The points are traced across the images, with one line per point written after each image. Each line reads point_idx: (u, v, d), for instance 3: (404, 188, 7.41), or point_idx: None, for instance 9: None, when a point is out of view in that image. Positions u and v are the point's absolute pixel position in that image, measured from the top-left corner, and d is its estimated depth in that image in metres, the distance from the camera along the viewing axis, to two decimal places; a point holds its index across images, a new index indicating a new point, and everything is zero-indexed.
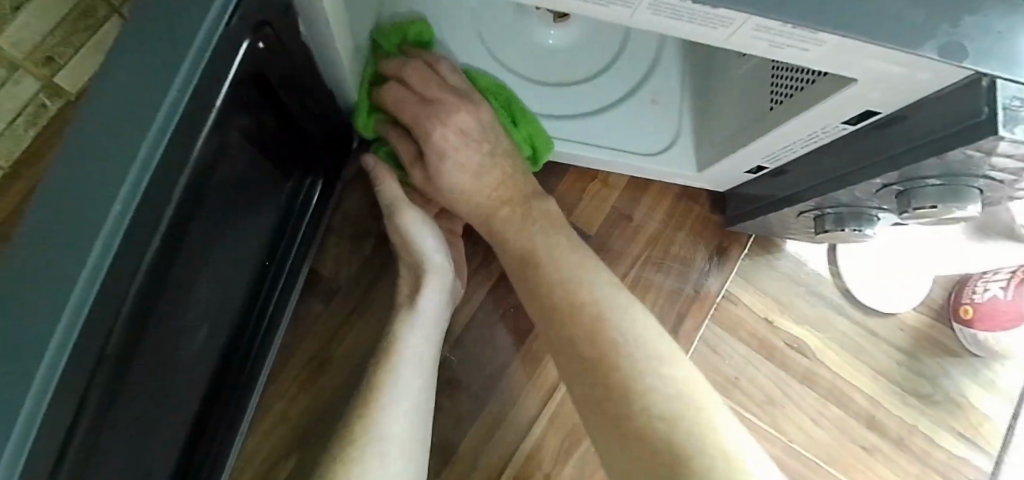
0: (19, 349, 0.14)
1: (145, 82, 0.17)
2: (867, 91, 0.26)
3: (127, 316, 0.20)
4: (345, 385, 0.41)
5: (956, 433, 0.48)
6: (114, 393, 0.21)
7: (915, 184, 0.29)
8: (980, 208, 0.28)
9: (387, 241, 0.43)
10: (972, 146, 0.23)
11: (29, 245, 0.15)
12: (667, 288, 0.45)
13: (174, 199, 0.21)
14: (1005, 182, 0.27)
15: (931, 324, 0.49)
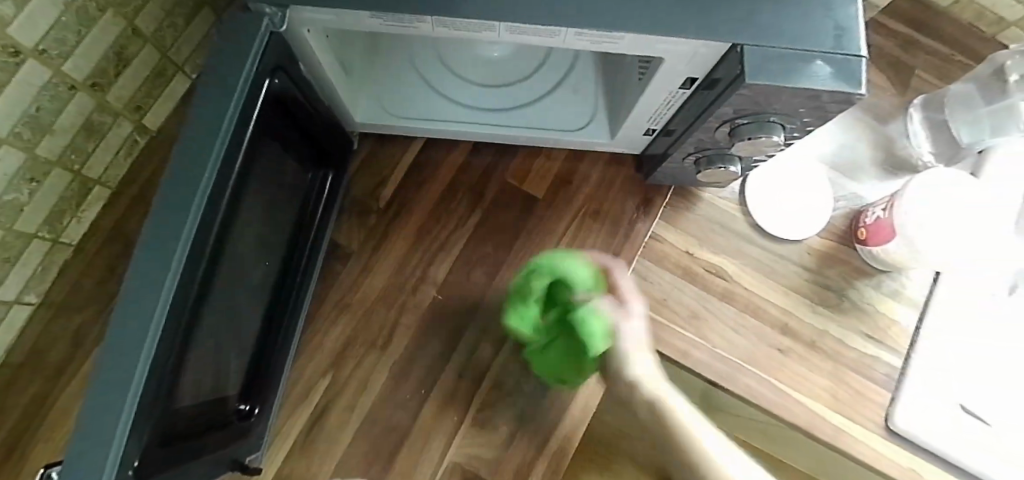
0: (168, 239, 0.29)
1: (216, 108, 0.32)
2: (678, 63, 0.38)
3: (215, 245, 0.34)
4: (360, 322, 0.55)
5: (865, 335, 0.57)
6: (204, 297, 0.35)
7: (734, 124, 0.42)
8: (782, 138, 0.41)
9: (386, 214, 0.57)
10: (739, 90, 0.35)
11: (167, 193, 0.30)
12: (603, 233, 0.57)
13: (235, 175, 0.35)
14: (783, 115, 0.38)
15: (837, 247, 0.59)
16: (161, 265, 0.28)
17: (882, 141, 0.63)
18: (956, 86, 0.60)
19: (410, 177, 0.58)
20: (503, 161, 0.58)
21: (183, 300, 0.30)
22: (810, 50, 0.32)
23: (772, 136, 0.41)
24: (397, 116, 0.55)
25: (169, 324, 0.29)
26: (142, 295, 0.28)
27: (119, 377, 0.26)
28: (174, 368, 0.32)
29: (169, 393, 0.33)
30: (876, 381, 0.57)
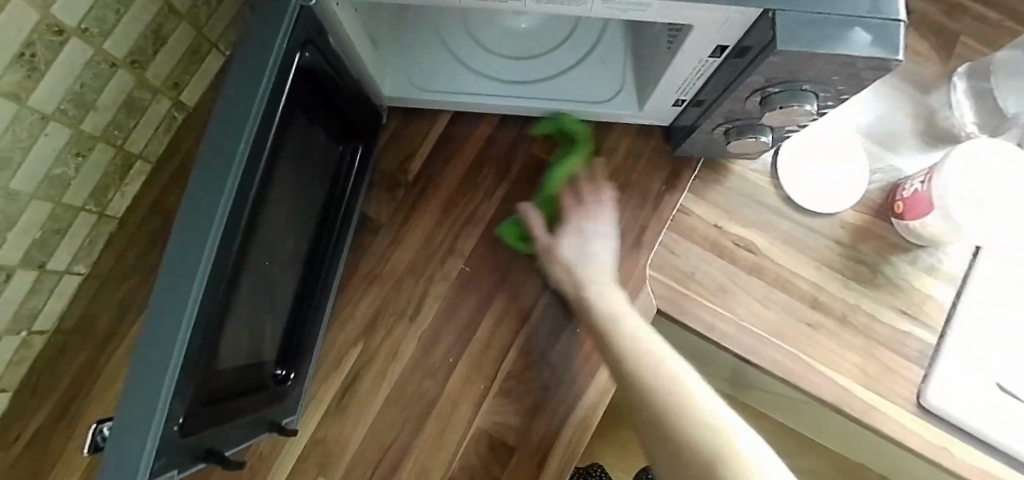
0: (205, 213, 0.30)
1: (250, 80, 0.33)
2: (708, 30, 0.37)
3: (249, 216, 0.35)
4: (389, 294, 0.56)
5: (899, 311, 0.56)
6: (240, 265, 0.36)
7: (767, 93, 0.41)
8: (814, 107, 0.40)
9: (413, 188, 0.57)
10: (769, 58, 0.34)
11: (203, 168, 0.31)
12: (630, 206, 0.57)
13: (269, 146, 0.36)
14: (817, 81, 0.37)
15: (872, 221, 0.57)
16: (199, 238, 0.29)
17: (922, 111, 0.60)
18: (1002, 53, 0.58)
19: (436, 152, 0.58)
20: (529, 135, 0.58)
21: (220, 268, 0.31)
22: (845, 14, 0.31)
23: (804, 105, 0.40)
24: (425, 91, 0.55)
25: (211, 287, 0.30)
26: (182, 268, 0.29)
27: (163, 340, 0.27)
28: (214, 331, 0.33)
29: (210, 354, 0.34)
30: (908, 357, 0.55)
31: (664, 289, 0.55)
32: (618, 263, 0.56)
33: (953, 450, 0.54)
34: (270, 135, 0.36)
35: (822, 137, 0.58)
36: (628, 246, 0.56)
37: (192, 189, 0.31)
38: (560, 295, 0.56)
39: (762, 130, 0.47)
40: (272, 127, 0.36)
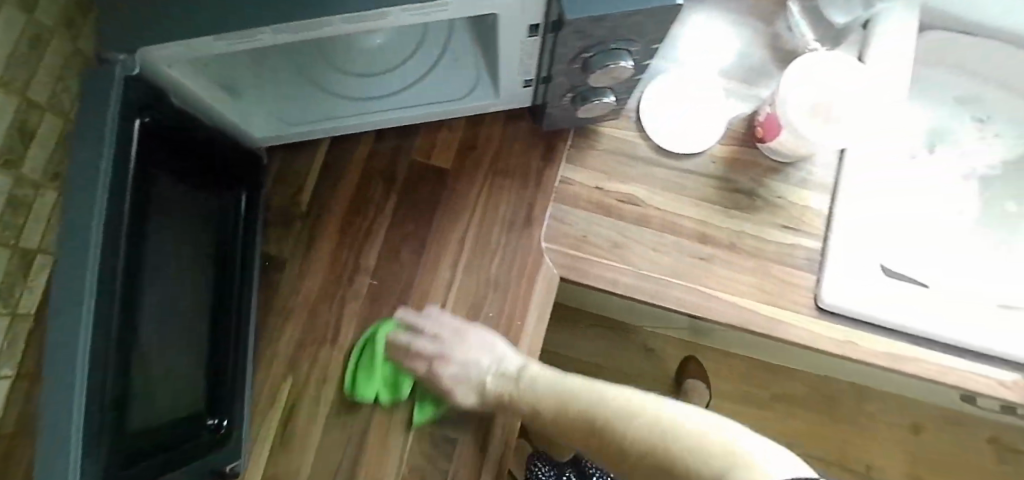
0: (70, 294, 0.32)
1: (88, 156, 0.34)
2: (515, 13, 0.40)
3: (122, 285, 0.36)
4: (306, 323, 0.59)
5: (780, 226, 0.60)
6: (130, 334, 0.37)
7: (584, 58, 0.44)
8: (630, 63, 0.44)
9: (308, 218, 0.60)
10: (572, 23, 0.38)
11: (64, 250, 0.33)
12: (515, 189, 0.60)
13: (130, 216, 0.37)
14: (618, 37, 0.41)
15: (741, 150, 0.61)
16: (74, 316, 0.32)
17: (764, 38, 0.64)
18: None
19: (323, 178, 0.60)
20: (407, 144, 0.61)
21: (104, 341, 0.33)
22: None
23: (620, 62, 0.44)
24: (293, 123, 0.57)
25: (99, 362, 0.33)
26: (63, 349, 0.31)
27: (61, 422, 0.30)
28: (114, 401, 0.35)
29: (120, 423, 0.36)
30: (799, 266, 0.59)
31: (562, 258, 0.58)
32: (515, 244, 0.59)
33: (856, 341, 0.58)
34: (127, 205, 0.37)
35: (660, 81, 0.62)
36: (520, 226, 0.59)
37: (58, 271, 0.32)
38: (467, 286, 0.58)
39: (603, 92, 0.50)
40: (128, 195, 0.37)
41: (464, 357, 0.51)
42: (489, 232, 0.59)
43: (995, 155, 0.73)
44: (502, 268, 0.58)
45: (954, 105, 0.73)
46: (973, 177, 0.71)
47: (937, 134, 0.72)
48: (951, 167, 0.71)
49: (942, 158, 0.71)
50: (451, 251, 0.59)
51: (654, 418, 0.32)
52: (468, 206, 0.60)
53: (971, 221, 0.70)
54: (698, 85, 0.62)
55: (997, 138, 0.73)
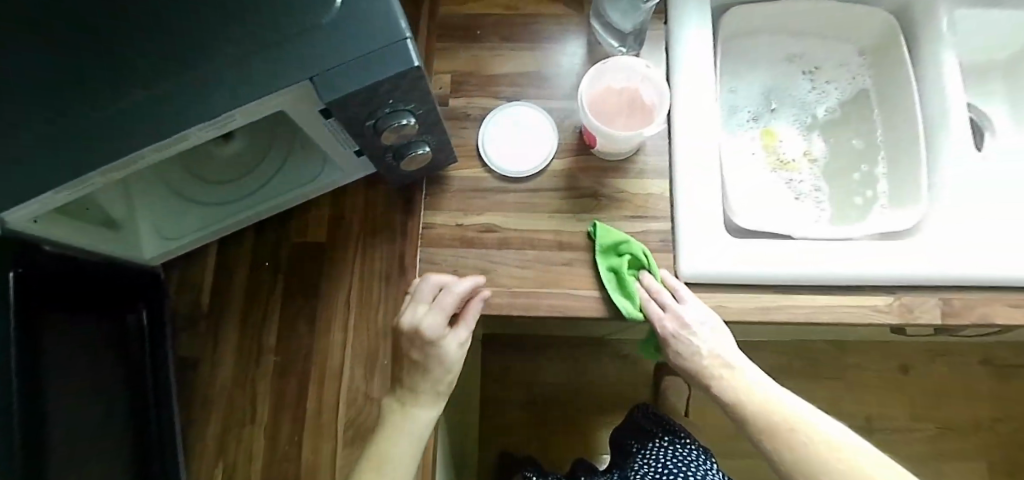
0: None
1: None
2: (300, 103, 0.46)
3: (20, 410, 0.40)
4: (226, 412, 0.64)
5: (628, 217, 0.65)
6: (37, 455, 0.41)
7: (372, 128, 0.50)
8: (413, 119, 0.50)
9: (210, 317, 0.66)
10: (340, 97, 0.44)
11: None
12: (383, 244, 0.66)
13: (17, 349, 0.41)
14: (389, 104, 0.47)
15: (578, 159, 0.67)
16: None
17: (580, 54, 0.70)
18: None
19: (216, 277, 0.67)
20: (285, 229, 0.67)
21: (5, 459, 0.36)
22: (363, 55, 0.43)
23: (403, 122, 0.50)
24: (176, 236, 0.65)
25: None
26: None
27: None
28: None
29: None
30: (654, 248, 0.64)
31: None
32: (395, 292, 0.65)
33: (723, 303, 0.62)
34: (13, 339, 0.41)
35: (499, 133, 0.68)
36: (396, 275, 0.65)
37: None
38: (361, 340, 0.64)
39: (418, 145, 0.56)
40: (11, 331, 0.41)
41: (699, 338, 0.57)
42: (370, 287, 0.65)
43: (831, 98, 0.81)
44: (389, 316, 0.64)
45: (784, 66, 0.79)
46: (813, 125, 0.79)
47: (773, 96, 0.79)
48: (790, 123, 0.78)
49: (782, 118, 0.78)
50: (340, 312, 0.65)
51: (844, 447, 0.48)
52: (350, 268, 0.66)
53: (820, 164, 0.77)
54: (535, 127, 0.68)
55: (831, 84, 0.81)
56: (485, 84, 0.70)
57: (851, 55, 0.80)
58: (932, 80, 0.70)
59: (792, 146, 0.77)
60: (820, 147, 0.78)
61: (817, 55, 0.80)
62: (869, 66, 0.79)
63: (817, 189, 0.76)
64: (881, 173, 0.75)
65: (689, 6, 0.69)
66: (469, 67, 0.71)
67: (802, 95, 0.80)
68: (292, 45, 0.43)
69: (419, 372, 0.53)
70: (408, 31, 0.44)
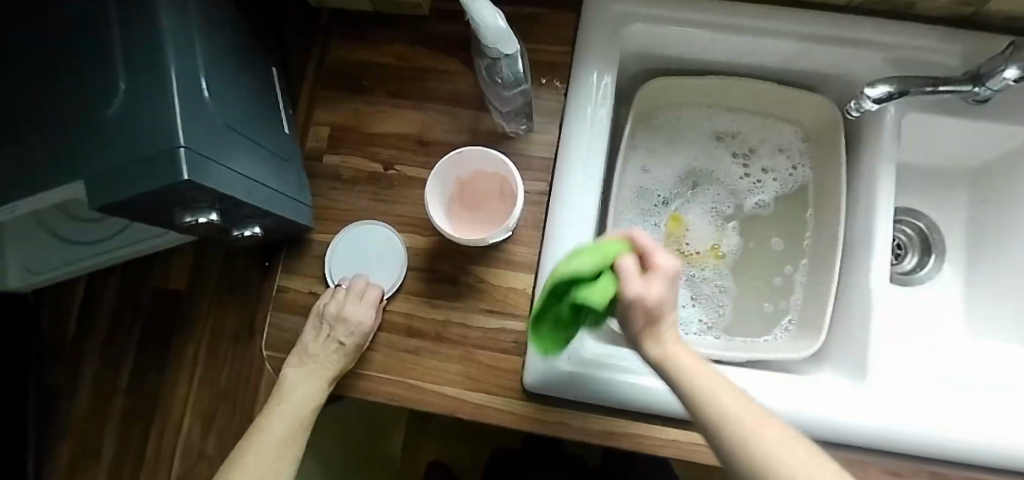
0: None
1: None
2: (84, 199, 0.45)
3: None
4: (77, 442, 0.66)
5: (484, 311, 0.61)
6: None
7: (173, 220, 0.48)
8: (212, 218, 0.48)
9: (74, 349, 0.68)
10: (104, 202, 0.42)
11: None
12: (237, 303, 0.65)
13: None
14: (181, 205, 0.45)
15: (443, 239, 0.62)
16: None
17: (467, 121, 0.65)
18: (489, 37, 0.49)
19: (84, 311, 0.68)
20: (150, 273, 0.68)
21: None
22: (137, 169, 0.40)
23: (203, 217, 0.48)
24: (54, 269, 0.64)
25: None
26: None
27: None
28: None
29: None
30: (506, 350, 0.60)
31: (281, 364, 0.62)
32: (242, 354, 0.64)
33: (564, 422, 0.57)
34: None
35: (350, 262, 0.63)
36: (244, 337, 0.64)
37: None
38: (204, 396, 0.64)
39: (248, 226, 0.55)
40: None
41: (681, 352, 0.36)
42: (219, 344, 0.65)
43: (767, 190, 0.71)
44: (231, 377, 0.64)
45: (712, 147, 0.71)
46: (733, 215, 0.71)
47: (694, 178, 0.71)
48: (705, 210, 0.71)
49: (698, 202, 0.71)
50: (189, 365, 0.65)
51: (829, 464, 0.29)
52: (201, 323, 0.66)
53: (729, 261, 0.70)
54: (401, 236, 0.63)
55: (768, 172, 0.71)
56: (363, 143, 0.65)
57: (794, 140, 0.70)
58: (867, 191, 0.61)
59: (698, 237, 0.70)
60: (733, 243, 0.71)
61: (754, 137, 0.71)
62: (811, 155, 0.70)
63: (722, 290, 0.69)
64: (800, 282, 0.67)
65: (589, 79, 0.61)
66: (350, 122, 0.66)
67: (732, 180, 0.71)
68: (86, 149, 0.43)
69: (328, 353, 0.57)
70: (183, 140, 0.39)
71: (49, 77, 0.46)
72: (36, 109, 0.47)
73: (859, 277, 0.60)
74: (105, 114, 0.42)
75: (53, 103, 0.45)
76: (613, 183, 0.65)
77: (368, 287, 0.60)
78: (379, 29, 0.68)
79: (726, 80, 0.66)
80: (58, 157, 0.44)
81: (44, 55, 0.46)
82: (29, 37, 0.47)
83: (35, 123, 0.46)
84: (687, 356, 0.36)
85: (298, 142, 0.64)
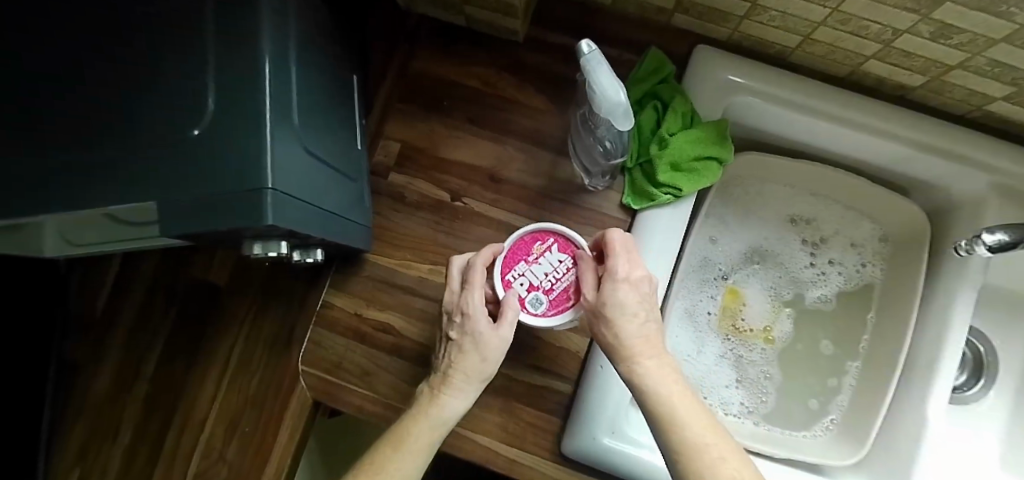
0: None
1: None
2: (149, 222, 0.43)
3: None
4: (92, 422, 0.64)
5: (530, 367, 0.59)
6: None
7: (244, 245, 0.45)
8: (282, 250, 0.45)
9: (105, 325, 0.66)
10: (177, 230, 0.39)
11: None
12: (278, 313, 0.63)
13: None
14: (255, 235, 0.42)
15: None
16: None
17: (544, 165, 0.62)
18: (598, 85, 0.43)
19: (123, 287, 0.67)
20: (192, 265, 0.66)
21: None
22: (215, 201, 0.37)
23: (272, 249, 0.44)
24: (83, 243, 0.62)
25: None
26: None
27: None
28: None
29: None
30: (548, 407, 0.59)
31: (315, 380, 0.61)
32: (275, 363, 0.62)
33: None
34: None
35: (552, 262, 0.49)
36: (283, 345, 0.62)
37: None
38: (228, 401, 0.62)
39: (311, 251, 0.52)
40: None
41: (631, 326, 0.44)
42: (253, 350, 0.63)
43: (831, 284, 0.69)
44: (260, 385, 0.62)
45: (784, 229, 0.70)
46: (790, 302, 0.69)
47: (757, 257, 0.70)
48: (763, 288, 0.69)
49: (758, 279, 0.69)
50: (217, 366, 0.63)
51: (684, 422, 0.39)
52: (236, 326, 0.64)
53: (778, 346, 0.68)
54: (508, 239, 0.50)
55: (834, 265, 0.70)
56: (432, 168, 0.63)
57: (869, 238, 0.69)
58: (940, 310, 0.60)
59: (753, 315, 0.69)
60: (785, 330, 0.69)
61: (828, 226, 0.69)
62: (884, 257, 0.68)
63: (766, 376, 0.68)
64: (849, 385, 0.66)
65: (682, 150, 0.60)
66: (423, 142, 0.63)
67: (796, 269, 0.69)
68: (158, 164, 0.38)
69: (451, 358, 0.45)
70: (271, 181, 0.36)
71: (112, 64, 0.40)
72: (86, 96, 0.41)
73: (914, 395, 0.59)
74: (189, 131, 0.38)
75: (118, 99, 0.40)
76: (684, 249, 0.63)
77: (476, 270, 0.46)
78: (467, 48, 0.64)
79: (820, 168, 0.63)
80: (108, 164, 0.39)
81: (108, 46, 0.41)
82: (85, 3, 0.41)
83: (84, 112, 0.40)
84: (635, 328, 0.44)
85: (367, 155, 0.61)
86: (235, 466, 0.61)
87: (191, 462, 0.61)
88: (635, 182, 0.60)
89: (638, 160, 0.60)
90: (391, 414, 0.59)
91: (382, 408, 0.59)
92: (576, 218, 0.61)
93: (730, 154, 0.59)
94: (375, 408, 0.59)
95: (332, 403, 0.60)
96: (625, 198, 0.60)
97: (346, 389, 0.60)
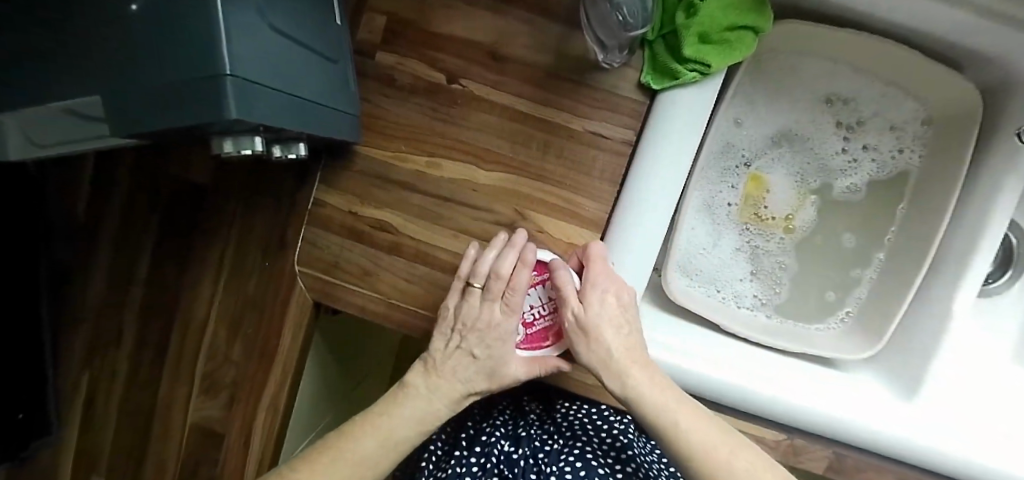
0: None
1: None
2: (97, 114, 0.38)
3: None
4: (92, 327, 0.63)
5: None
6: None
7: (209, 139, 0.39)
8: (256, 144, 0.38)
9: (90, 230, 0.63)
10: (125, 130, 0.35)
11: None
12: (265, 217, 0.59)
13: None
14: (221, 129, 0.36)
15: (504, 178, 0.55)
16: None
17: (552, 38, 0.54)
18: None
19: (101, 190, 0.62)
20: (170, 168, 0.60)
21: None
22: (168, 83, 0.31)
23: (247, 147, 0.38)
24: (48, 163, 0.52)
25: None
26: None
27: None
28: None
29: None
30: None
31: (313, 281, 0.58)
32: (268, 263, 0.59)
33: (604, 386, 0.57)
34: None
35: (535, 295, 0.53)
36: (275, 246, 0.58)
37: None
38: (226, 306, 0.60)
39: (292, 146, 0.46)
40: None
41: (615, 335, 0.49)
42: (244, 255, 0.59)
43: (862, 172, 0.64)
44: (256, 290, 0.59)
45: (816, 110, 0.64)
46: (817, 191, 0.65)
47: (785, 141, 0.64)
48: (789, 172, 0.65)
49: (784, 162, 0.65)
50: (209, 271, 0.60)
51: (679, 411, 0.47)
52: (225, 234, 0.59)
53: (797, 235, 0.65)
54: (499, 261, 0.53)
55: (868, 152, 0.64)
56: (424, 45, 0.55)
57: (911, 121, 0.62)
58: (981, 202, 0.55)
59: (776, 202, 0.65)
60: (807, 219, 0.65)
61: (869, 108, 0.63)
62: (925, 142, 0.62)
63: (781, 266, 0.65)
64: (868, 278, 0.63)
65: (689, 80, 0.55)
66: (413, 15, 0.55)
67: (826, 153, 0.64)
68: (107, 26, 0.33)
69: (460, 363, 0.51)
70: (230, 66, 0.29)
71: None
72: None
73: (939, 291, 0.56)
74: (126, 6, 0.31)
75: None
76: (708, 132, 0.58)
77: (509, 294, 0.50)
78: None
79: (875, 39, 0.54)
80: None
81: None
82: None
83: None
84: (615, 330, 0.49)
85: (349, 31, 0.54)
86: (240, 368, 0.60)
87: (196, 366, 0.61)
88: (655, 60, 0.53)
89: (661, 31, 0.52)
90: (393, 314, 0.57)
91: (384, 306, 0.57)
92: (587, 101, 0.54)
93: (768, 25, 0.51)
94: (376, 307, 0.57)
95: (331, 303, 0.58)
96: (643, 78, 0.53)
97: (345, 289, 0.58)
